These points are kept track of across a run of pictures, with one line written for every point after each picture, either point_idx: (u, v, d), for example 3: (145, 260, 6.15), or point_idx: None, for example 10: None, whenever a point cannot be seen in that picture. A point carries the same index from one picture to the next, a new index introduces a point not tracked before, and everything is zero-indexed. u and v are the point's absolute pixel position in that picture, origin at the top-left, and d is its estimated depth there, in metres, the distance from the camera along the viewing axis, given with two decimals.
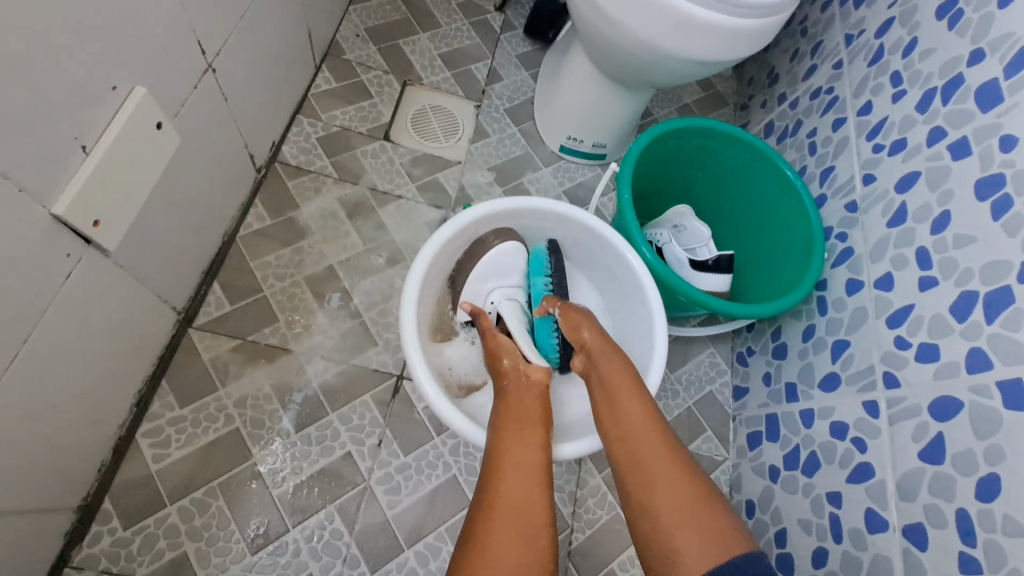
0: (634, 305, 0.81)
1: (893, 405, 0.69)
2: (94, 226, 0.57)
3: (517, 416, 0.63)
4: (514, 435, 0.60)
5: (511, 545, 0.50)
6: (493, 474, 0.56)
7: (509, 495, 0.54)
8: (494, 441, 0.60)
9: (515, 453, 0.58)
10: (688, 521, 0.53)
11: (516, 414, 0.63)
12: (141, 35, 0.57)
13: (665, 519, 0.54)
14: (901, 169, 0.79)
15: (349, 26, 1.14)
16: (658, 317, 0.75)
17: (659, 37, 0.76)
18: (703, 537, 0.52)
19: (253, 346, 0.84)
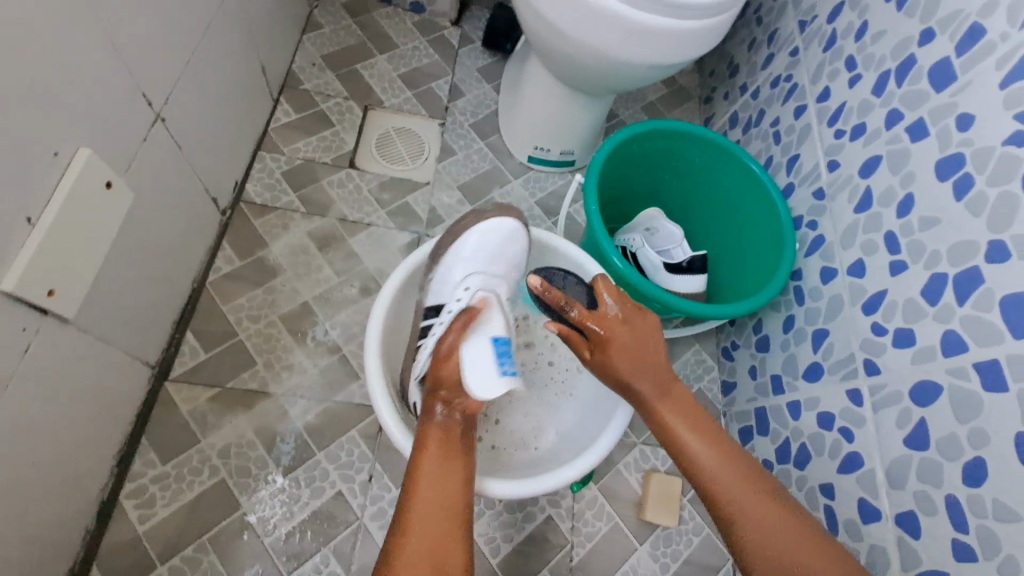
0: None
1: (875, 393, 0.69)
2: (49, 295, 0.55)
3: (443, 438, 0.62)
4: (436, 456, 0.60)
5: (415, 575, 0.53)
6: (409, 500, 0.57)
7: (423, 518, 0.56)
8: (414, 461, 0.60)
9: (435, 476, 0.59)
10: (763, 517, 0.57)
11: (441, 434, 0.62)
12: (79, 94, 0.55)
13: (736, 516, 0.58)
14: (864, 154, 0.79)
15: (305, 55, 1.13)
16: None
17: (609, 44, 0.75)
18: (780, 532, 0.56)
19: (232, 393, 0.83)
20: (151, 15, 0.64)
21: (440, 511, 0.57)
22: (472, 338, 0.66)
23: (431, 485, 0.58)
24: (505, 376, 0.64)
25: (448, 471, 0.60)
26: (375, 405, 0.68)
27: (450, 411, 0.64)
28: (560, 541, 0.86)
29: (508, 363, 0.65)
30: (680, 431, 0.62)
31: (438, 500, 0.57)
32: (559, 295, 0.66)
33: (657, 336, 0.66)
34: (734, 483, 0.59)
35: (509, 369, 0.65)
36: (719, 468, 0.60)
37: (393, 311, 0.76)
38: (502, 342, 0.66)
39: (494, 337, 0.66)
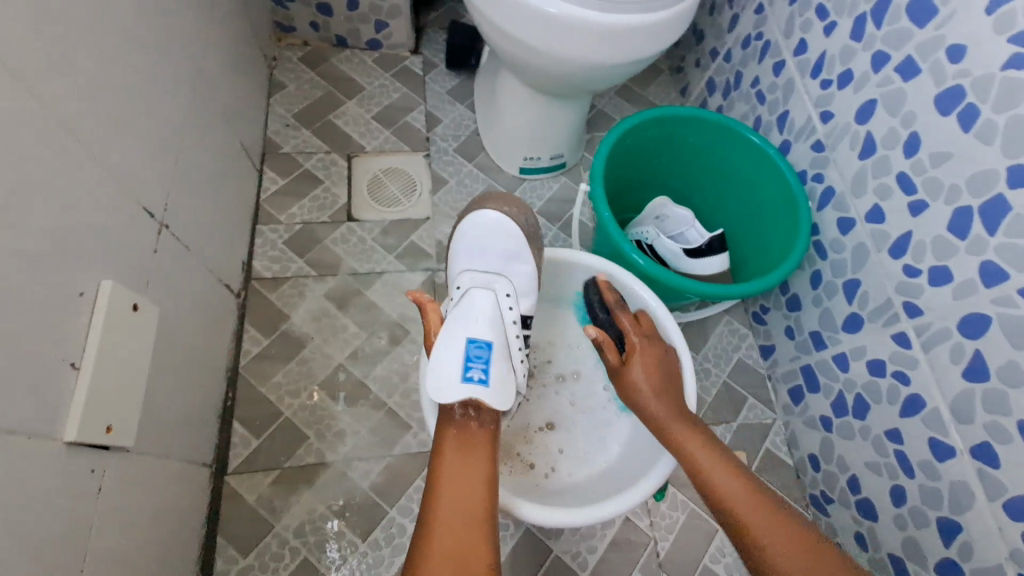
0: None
1: (922, 333, 0.70)
2: (108, 432, 0.55)
3: (466, 441, 0.60)
4: (457, 455, 0.59)
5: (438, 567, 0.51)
6: (433, 495, 0.56)
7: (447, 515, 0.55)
8: (436, 458, 0.59)
9: (457, 474, 0.58)
10: (786, 531, 0.56)
11: (464, 435, 0.61)
12: (87, 229, 0.55)
13: (766, 545, 0.55)
14: (856, 101, 0.80)
15: (277, 118, 1.12)
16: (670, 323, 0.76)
17: (582, 53, 0.75)
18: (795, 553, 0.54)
19: (292, 472, 0.83)
20: (132, 129, 0.63)
21: (462, 507, 0.55)
22: (450, 336, 0.66)
23: (456, 477, 0.57)
24: (471, 384, 0.63)
25: (477, 461, 0.59)
26: None
27: (466, 411, 0.63)
28: (643, 540, 0.86)
29: (476, 370, 0.64)
30: (670, 425, 0.65)
31: (468, 489, 0.57)
32: (618, 356, 0.71)
33: (672, 359, 0.71)
34: (764, 516, 0.57)
35: (480, 376, 0.63)
36: (709, 463, 0.62)
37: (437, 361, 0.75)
38: (478, 345, 0.66)
39: (468, 338, 0.66)
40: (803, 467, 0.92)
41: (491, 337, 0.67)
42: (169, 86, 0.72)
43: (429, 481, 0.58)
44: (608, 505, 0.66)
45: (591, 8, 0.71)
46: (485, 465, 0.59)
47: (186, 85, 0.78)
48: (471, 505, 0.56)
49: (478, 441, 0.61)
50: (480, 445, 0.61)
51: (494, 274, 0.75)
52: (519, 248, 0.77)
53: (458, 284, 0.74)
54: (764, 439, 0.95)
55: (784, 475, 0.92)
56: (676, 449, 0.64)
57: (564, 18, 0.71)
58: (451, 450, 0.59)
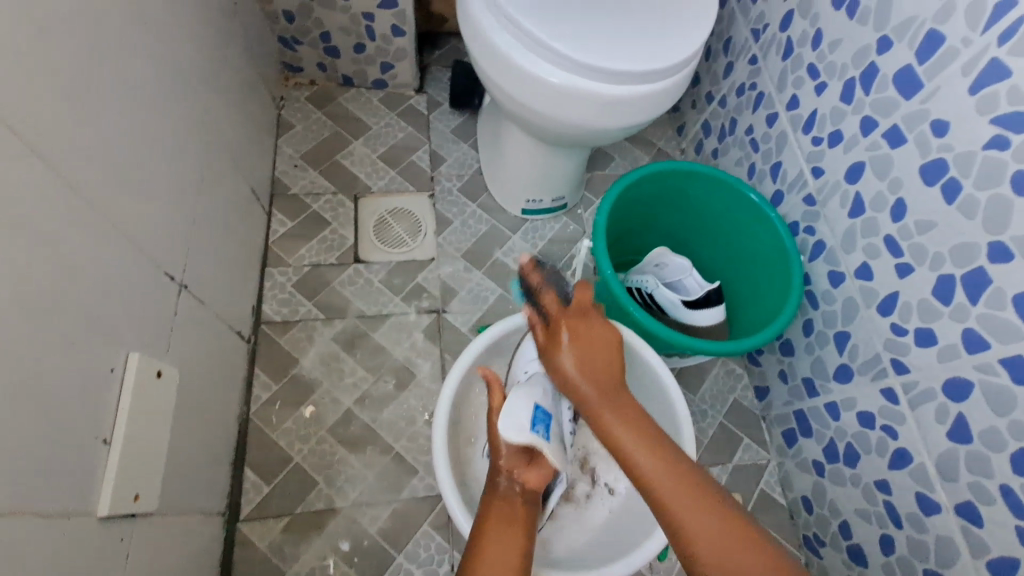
0: (637, 367, 0.83)
1: (910, 390, 0.74)
2: (136, 500, 0.57)
3: (505, 516, 0.61)
4: (496, 530, 0.60)
5: None
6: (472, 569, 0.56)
7: None
8: (477, 532, 0.60)
9: (494, 548, 0.58)
10: (707, 515, 0.53)
11: (503, 510, 0.62)
12: (115, 304, 0.57)
13: (680, 514, 0.54)
14: (846, 160, 0.83)
15: (284, 159, 1.15)
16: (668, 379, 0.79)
17: (585, 117, 0.76)
18: (734, 546, 0.52)
19: (303, 518, 0.85)
20: (153, 197, 0.65)
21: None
22: (519, 398, 0.68)
23: (496, 562, 0.56)
24: (536, 434, 0.65)
25: (513, 544, 0.58)
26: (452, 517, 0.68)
27: (511, 482, 0.66)
28: None
29: (541, 425, 0.66)
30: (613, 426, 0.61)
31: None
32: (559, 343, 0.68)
33: (613, 333, 0.69)
34: (677, 486, 0.56)
35: (543, 432, 0.66)
36: (649, 467, 0.57)
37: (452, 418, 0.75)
38: (543, 409, 0.68)
39: (535, 402, 0.68)
40: (796, 508, 0.95)
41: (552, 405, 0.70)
42: (184, 147, 0.74)
43: (467, 565, 0.57)
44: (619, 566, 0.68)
45: (594, 79, 0.73)
46: (523, 539, 0.59)
47: (199, 143, 0.80)
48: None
49: (514, 526, 0.60)
50: (518, 520, 0.61)
51: None
52: None
53: (526, 368, 0.77)
54: (758, 480, 0.98)
55: (778, 515, 0.96)
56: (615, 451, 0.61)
57: (566, 87, 0.73)
58: (490, 538, 0.59)
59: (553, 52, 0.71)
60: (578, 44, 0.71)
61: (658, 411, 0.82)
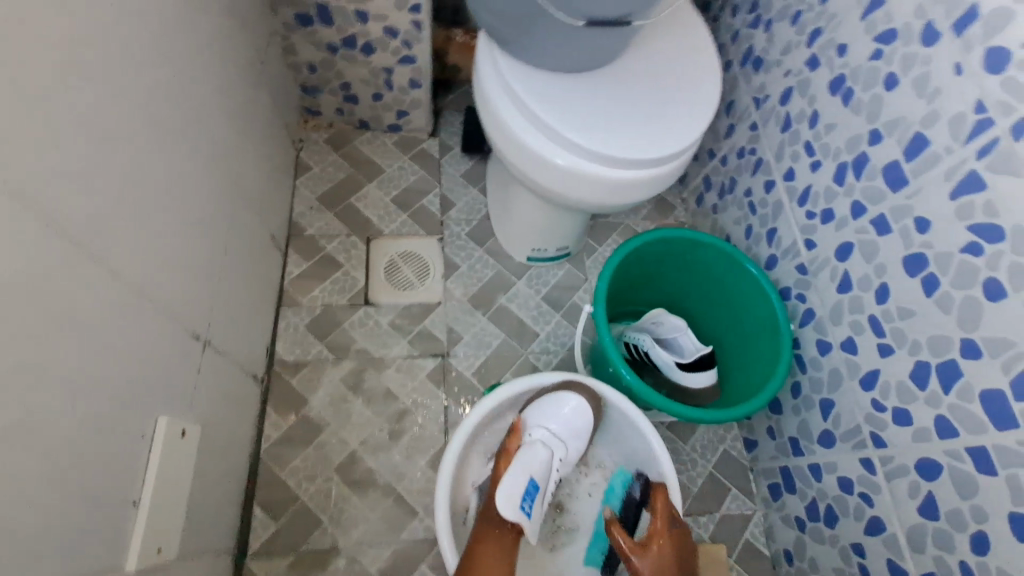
0: (629, 427, 0.87)
1: (886, 463, 0.78)
2: (160, 553, 0.62)
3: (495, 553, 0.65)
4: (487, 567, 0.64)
5: None
6: None
7: None
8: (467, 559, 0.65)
9: None
10: None
11: (496, 546, 0.66)
12: (147, 371, 0.62)
13: None
14: (836, 238, 0.88)
15: (302, 200, 1.20)
16: (657, 443, 0.83)
17: (585, 194, 0.82)
18: None
19: (307, 556, 0.90)
20: (182, 264, 0.70)
21: None
22: (518, 468, 0.72)
23: None
24: (522, 513, 0.69)
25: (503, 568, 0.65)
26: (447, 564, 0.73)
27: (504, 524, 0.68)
28: None
29: (529, 502, 0.70)
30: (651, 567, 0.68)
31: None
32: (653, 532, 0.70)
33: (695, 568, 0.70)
34: None
35: (529, 509, 0.70)
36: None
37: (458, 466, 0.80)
38: (533, 484, 0.72)
39: (530, 477, 0.72)
40: (778, 559, 0.99)
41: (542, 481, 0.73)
42: (210, 209, 0.79)
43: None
44: None
45: (599, 163, 0.79)
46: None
47: (224, 202, 0.85)
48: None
49: (504, 552, 0.66)
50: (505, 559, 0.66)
51: (559, 435, 0.81)
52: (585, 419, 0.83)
53: (530, 433, 0.79)
54: (743, 530, 1.02)
55: (761, 565, 1.00)
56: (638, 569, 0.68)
57: (570, 167, 0.79)
58: (484, 562, 0.64)
59: (561, 136, 0.78)
60: (585, 132, 0.78)
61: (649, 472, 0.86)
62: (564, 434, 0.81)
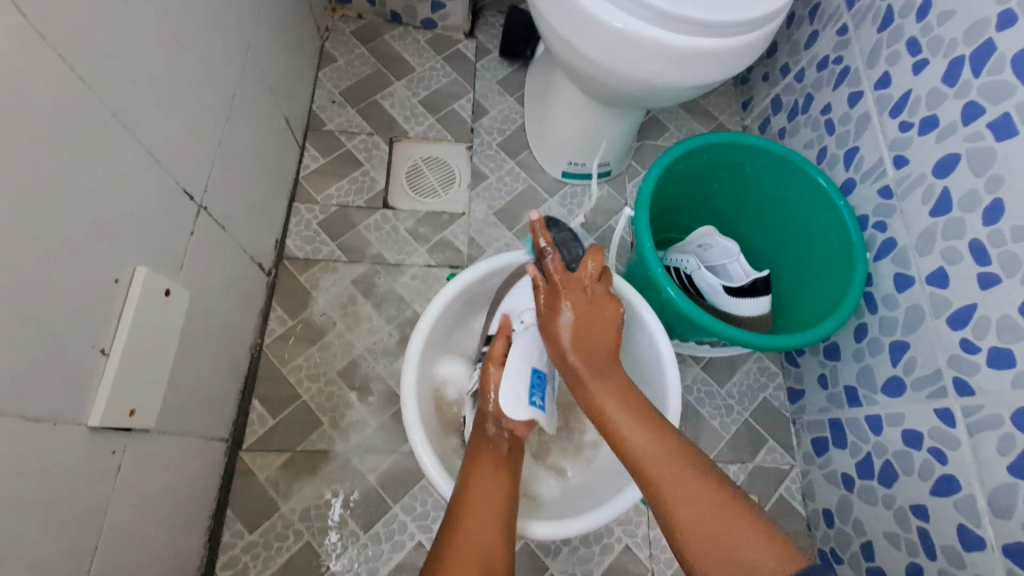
0: (642, 339, 0.79)
1: (970, 415, 0.66)
2: (130, 415, 0.57)
3: (491, 458, 0.65)
4: (484, 470, 0.63)
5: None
6: (461, 504, 0.59)
7: (469, 531, 0.56)
8: (465, 468, 0.64)
9: (482, 488, 0.61)
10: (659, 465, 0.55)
11: (491, 450, 0.66)
12: (127, 216, 0.55)
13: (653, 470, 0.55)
14: (936, 151, 0.73)
15: (324, 93, 1.11)
16: (668, 358, 0.74)
17: (696, 82, 0.72)
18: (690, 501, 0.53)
19: (303, 456, 0.85)
20: (177, 111, 0.62)
21: (488, 517, 0.58)
22: (516, 364, 0.69)
23: (483, 499, 0.60)
24: (533, 408, 0.68)
25: (501, 484, 0.62)
26: (418, 459, 0.68)
27: (498, 429, 0.67)
28: (640, 570, 0.86)
29: (539, 396, 0.69)
30: (610, 409, 0.60)
31: (491, 524, 0.57)
32: (546, 238, 0.71)
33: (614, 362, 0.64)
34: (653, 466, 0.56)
35: (540, 401, 0.69)
36: (635, 431, 0.58)
37: (424, 360, 0.75)
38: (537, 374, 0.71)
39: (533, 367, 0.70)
40: (815, 519, 0.89)
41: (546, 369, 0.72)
42: (219, 66, 0.71)
43: (455, 506, 0.59)
44: (587, 518, 0.67)
45: (663, 27, 0.66)
46: (507, 484, 0.62)
47: (237, 62, 0.76)
48: (494, 539, 0.57)
49: (502, 468, 0.64)
50: (503, 460, 0.65)
51: None
52: None
53: (521, 320, 0.75)
54: (779, 485, 0.92)
55: (795, 523, 0.90)
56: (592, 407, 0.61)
57: (697, 58, 0.68)
58: (480, 479, 0.62)
59: (703, 20, 0.65)
60: None
61: (650, 392, 0.77)
62: None
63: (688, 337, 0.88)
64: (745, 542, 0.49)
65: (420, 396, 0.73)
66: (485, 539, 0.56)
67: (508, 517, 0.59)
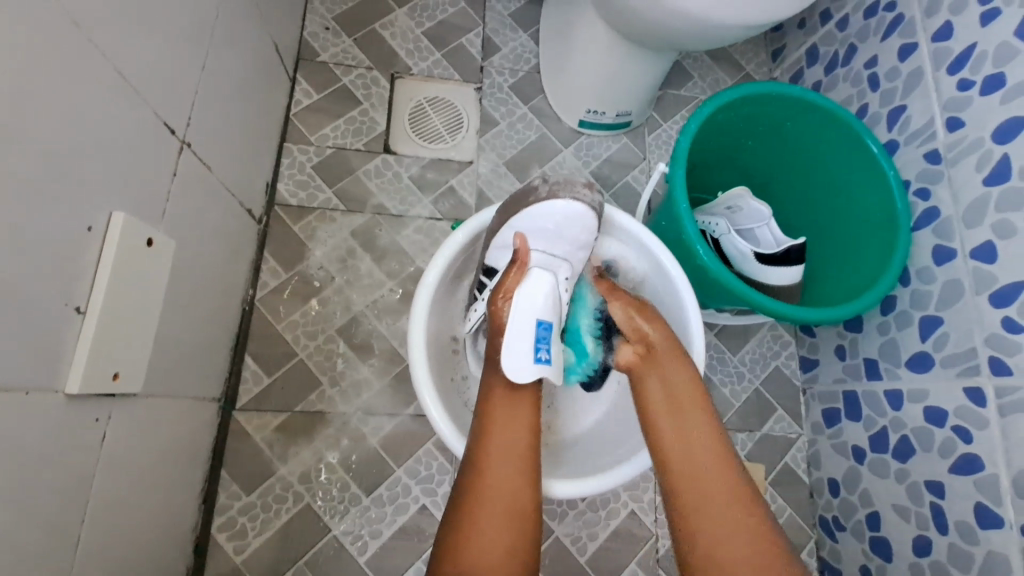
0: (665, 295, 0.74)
1: (1003, 395, 0.64)
2: (114, 379, 0.51)
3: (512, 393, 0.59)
4: (503, 409, 0.58)
5: (493, 532, 0.51)
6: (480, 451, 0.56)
7: (491, 486, 0.54)
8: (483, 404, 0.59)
9: (502, 431, 0.57)
10: (723, 484, 0.55)
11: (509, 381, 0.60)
12: (97, 151, 0.47)
13: (689, 512, 0.55)
14: (999, 114, 0.67)
15: (316, 18, 0.98)
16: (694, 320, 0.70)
17: (769, 18, 0.67)
18: (727, 523, 0.54)
19: (301, 416, 0.80)
20: (153, 26, 0.52)
21: (509, 466, 0.55)
22: (522, 312, 0.61)
23: (502, 445, 0.56)
24: (539, 364, 0.60)
25: (521, 419, 0.58)
26: (433, 425, 0.64)
27: None
28: (645, 534, 0.85)
29: (545, 350, 0.61)
30: (660, 422, 0.60)
31: (514, 462, 0.55)
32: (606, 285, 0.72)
33: (689, 373, 0.63)
34: (699, 490, 0.55)
35: (546, 355, 0.61)
36: (705, 484, 0.55)
37: (431, 318, 0.69)
38: (546, 327, 0.62)
39: (538, 319, 0.62)
40: (818, 487, 0.89)
41: (554, 318, 0.63)
42: None
43: (475, 447, 0.56)
44: (606, 477, 0.64)
45: None
46: (529, 420, 0.58)
47: None
48: (514, 487, 0.54)
49: (524, 400, 0.59)
50: (522, 397, 0.59)
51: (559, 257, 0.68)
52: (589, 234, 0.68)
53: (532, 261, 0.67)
54: (785, 453, 0.91)
55: (799, 491, 0.89)
56: (644, 415, 0.62)
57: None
58: (500, 415, 0.57)
59: None
60: None
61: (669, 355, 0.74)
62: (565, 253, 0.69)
63: (710, 302, 0.84)
64: (746, 545, 0.52)
65: (431, 357, 0.68)
66: (510, 483, 0.54)
67: (528, 457, 0.56)
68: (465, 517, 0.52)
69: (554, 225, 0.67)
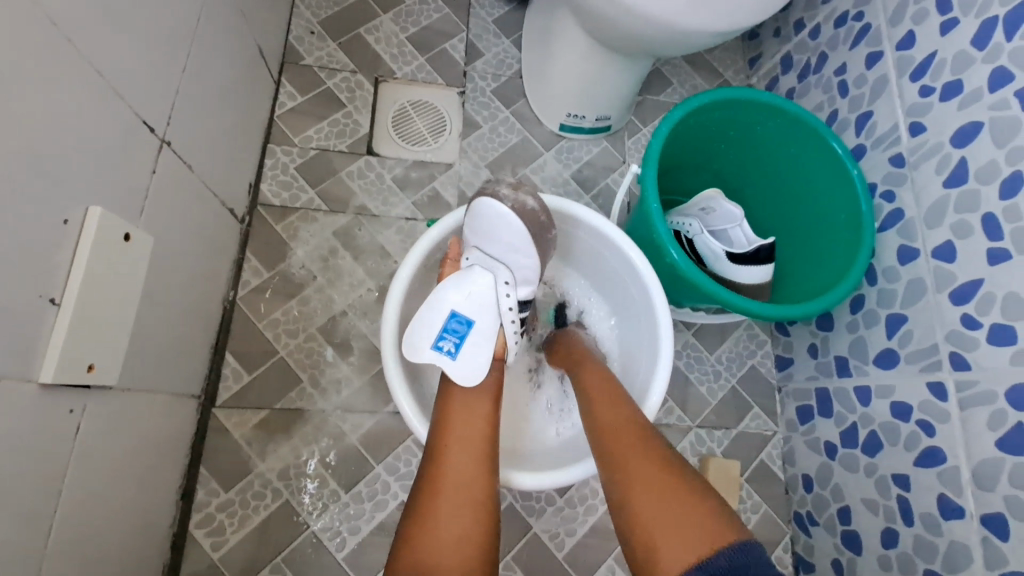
0: (637, 296, 0.76)
1: (963, 390, 0.66)
2: (89, 371, 0.52)
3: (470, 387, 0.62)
4: (461, 402, 0.60)
5: (451, 522, 0.52)
6: (439, 445, 0.57)
7: (448, 477, 0.54)
8: (442, 399, 0.62)
9: (460, 425, 0.58)
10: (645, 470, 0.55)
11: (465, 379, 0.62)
12: (75, 148, 0.48)
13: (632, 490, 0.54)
14: (957, 118, 0.70)
15: (301, 23, 1.00)
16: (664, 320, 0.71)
17: (730, 28, 0.69)
18: (672, 516, 0.51)
19: (281, 414, 0.81)
20: (133, 27, 0.54)
21: (469, 458, 0.56)
22: (439, 302, 0.65)
23: (460, 438, 0.57)
24: (439, 354, 0.63)
25: (481, 413, 0.60)
26: (405, 420, 0.65)
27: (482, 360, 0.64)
28: None
29: (449, 343, 0.63)
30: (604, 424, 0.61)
31: (471, 456, 0.56)
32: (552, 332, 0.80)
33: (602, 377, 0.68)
34: (639, 471, 0.55)
35: (451, 348, 0.63)
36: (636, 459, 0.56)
37: (406, 315, 0.71)
38: (459, 320, 0.64)
39: (452, 311, 0.65)
40: (793, 484, 0.90)
41: (477, 317, 0.65)
42: None
43: (435, 439, 0.58)
44: (572, 471, 0.65)
45: None
46: (487, 414, 0.60)
47: None
48: (472, 477, 0.55)
49: (483, 395, 0.61)
50: (483, 393, 0.62)
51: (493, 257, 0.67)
52: (518, 238, 0.65)
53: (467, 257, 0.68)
54: (761, 450, 0.92)
55: (774, 487, 0.91)
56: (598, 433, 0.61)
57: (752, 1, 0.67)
58: (457, 408, 0.60)
59: None
60: None
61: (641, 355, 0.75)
62: (502, 254, 0.66)
63: (684, 301, 0.85)
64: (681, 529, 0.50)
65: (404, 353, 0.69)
66: (468, 477, 0.55)
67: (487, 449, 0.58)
68: (426, 511, 0.53)
69: (486, 225, 0.66)
